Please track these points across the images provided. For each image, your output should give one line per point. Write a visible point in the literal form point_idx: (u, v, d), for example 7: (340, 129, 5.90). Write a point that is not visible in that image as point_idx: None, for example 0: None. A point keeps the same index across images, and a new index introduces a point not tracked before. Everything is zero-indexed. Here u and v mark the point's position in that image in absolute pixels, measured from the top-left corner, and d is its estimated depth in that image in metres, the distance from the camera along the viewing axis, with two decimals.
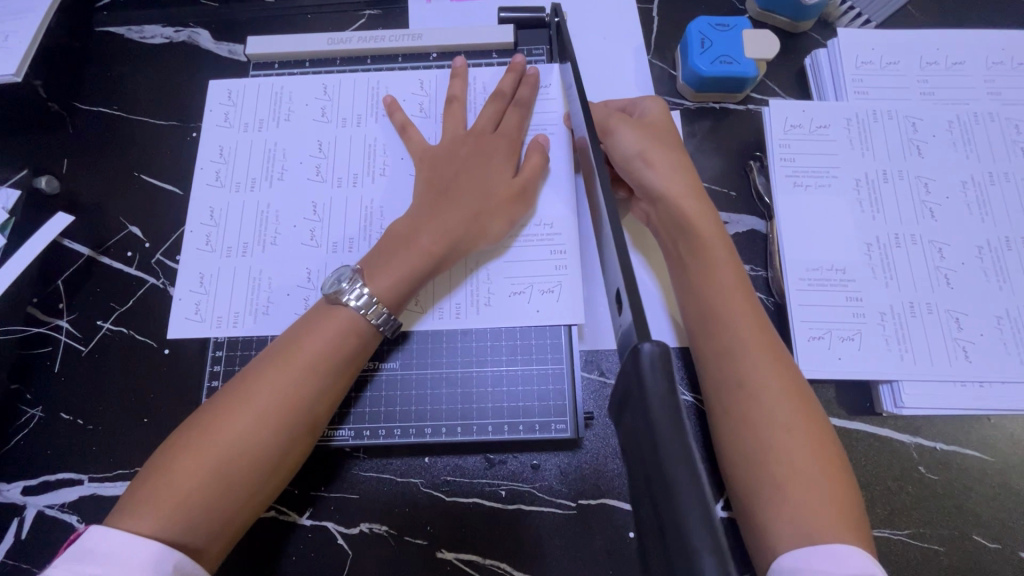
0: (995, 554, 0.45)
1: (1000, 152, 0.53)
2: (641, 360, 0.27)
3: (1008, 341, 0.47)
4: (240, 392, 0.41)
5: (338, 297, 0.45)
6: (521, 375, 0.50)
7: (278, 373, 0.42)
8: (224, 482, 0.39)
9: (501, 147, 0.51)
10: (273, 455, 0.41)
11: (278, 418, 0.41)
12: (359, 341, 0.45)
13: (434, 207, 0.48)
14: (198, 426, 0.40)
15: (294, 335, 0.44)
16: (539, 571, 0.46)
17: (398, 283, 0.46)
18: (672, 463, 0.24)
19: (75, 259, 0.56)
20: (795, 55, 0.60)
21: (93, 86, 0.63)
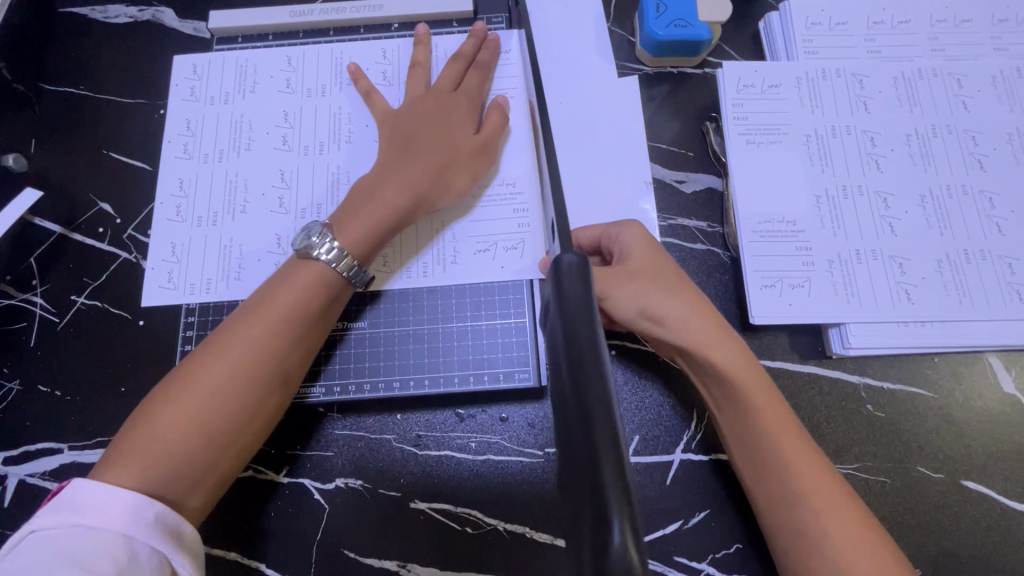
0: (938, 483, 0.48)
1: (942, 106, 0.55)
2: (562, 274, 0.28)
3: (948, 283, 0.50)
4: (215, 345, 0.43)
5: (308, 252, 0.46)
6: (486, 332, 0.51)
7: (254, 324, 0.43)
8: (207, 431, 0.40)
9: (462, 106, 0.53)
10: (252, 405, 0.42)
11: (255, 369, 0.42)
12: (332, 291, 0.46)
13: (398, 163, 0.50)
14: (178, 377, 0.42)
15: (270, 288, 0.46)
16: (508, 515, 0.48)
17: (366, 236, 0.47)
18: (583, 355, 0.24)
19: (46, 236, 0.57)
20: (749, 20, 0.62)
21: (58, 66, 0.63)
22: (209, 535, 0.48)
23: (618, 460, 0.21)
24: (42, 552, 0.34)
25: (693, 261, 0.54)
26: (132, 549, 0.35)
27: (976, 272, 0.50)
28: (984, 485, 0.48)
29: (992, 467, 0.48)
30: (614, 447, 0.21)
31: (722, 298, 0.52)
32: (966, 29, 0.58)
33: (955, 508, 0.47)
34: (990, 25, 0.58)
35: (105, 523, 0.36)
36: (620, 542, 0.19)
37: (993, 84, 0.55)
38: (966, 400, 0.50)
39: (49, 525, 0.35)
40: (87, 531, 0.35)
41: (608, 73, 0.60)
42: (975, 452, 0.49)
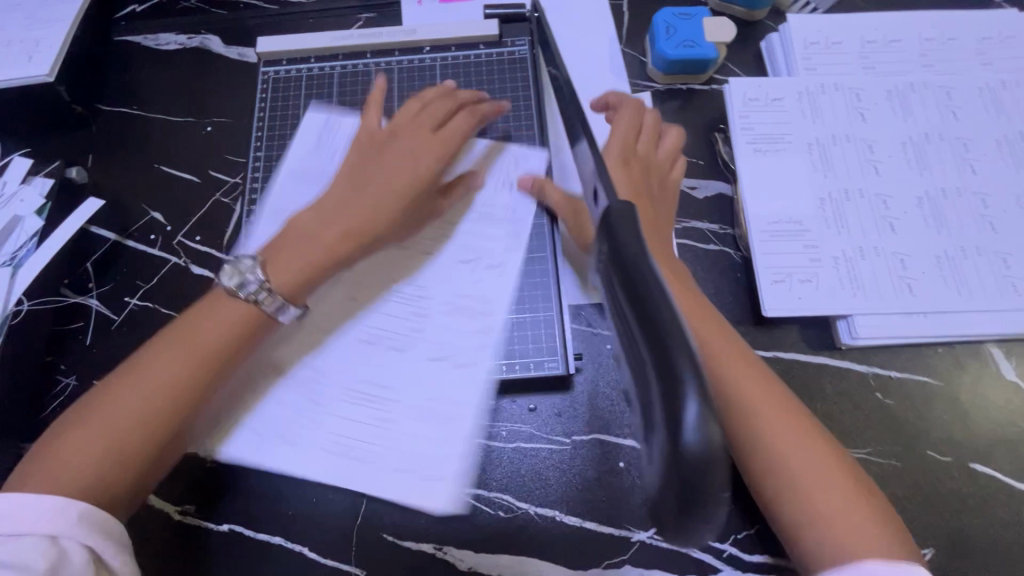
0: (946, 465, 0.50)
1: (934, 115, 0.59)
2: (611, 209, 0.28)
3: (947, 277, 0.53)
4: (133, 373, 0.44)
5: (237, 289, 0.46)
6: (526, 321, 0.54)
7: (175, 355, 0.44)
8: (126, 456, 0.42)
9: (430, 148, 0.54)
10: (162, 432, 0.43)
11: (173, 401, 0.43)
12: (253, 327, 0.46)
13: (344, 204, 0.51)
14: (101, 402, 0.43)
15: (194, 317, 0.46)
16: (538, 499, 0.51)
17: (295, 281, 0.48)
18: (653, 298, 0.25)
19: (101, 243, 0.61)
20: (751, 41, 0.67)
21: (113, 89, 0.68)
22: (254, 519, 0.51)
23: (697, 376, 0.23)
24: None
25: (707, 260, 0.58)
26: (57, 548, 0.37)
27: (973, 266, 0.53)
28: (991, 467, 0.50)
29: (998, 450, 0.51)
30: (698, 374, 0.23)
31: (735, 294, 0.56)
32: (954, 46, 0.62)
33: (963, 489, 0.50)
34: (975, 42, 0.63)
35: (26, 526, 0.38)
36: (697, 444, 0.23)
37: (980, 95, 0.60)
38: (970, 388, 0.53)
39: None
40: (11, 537, 0.37)
41: (622, 90, 0.65)
42: (981, 438, 0.51)
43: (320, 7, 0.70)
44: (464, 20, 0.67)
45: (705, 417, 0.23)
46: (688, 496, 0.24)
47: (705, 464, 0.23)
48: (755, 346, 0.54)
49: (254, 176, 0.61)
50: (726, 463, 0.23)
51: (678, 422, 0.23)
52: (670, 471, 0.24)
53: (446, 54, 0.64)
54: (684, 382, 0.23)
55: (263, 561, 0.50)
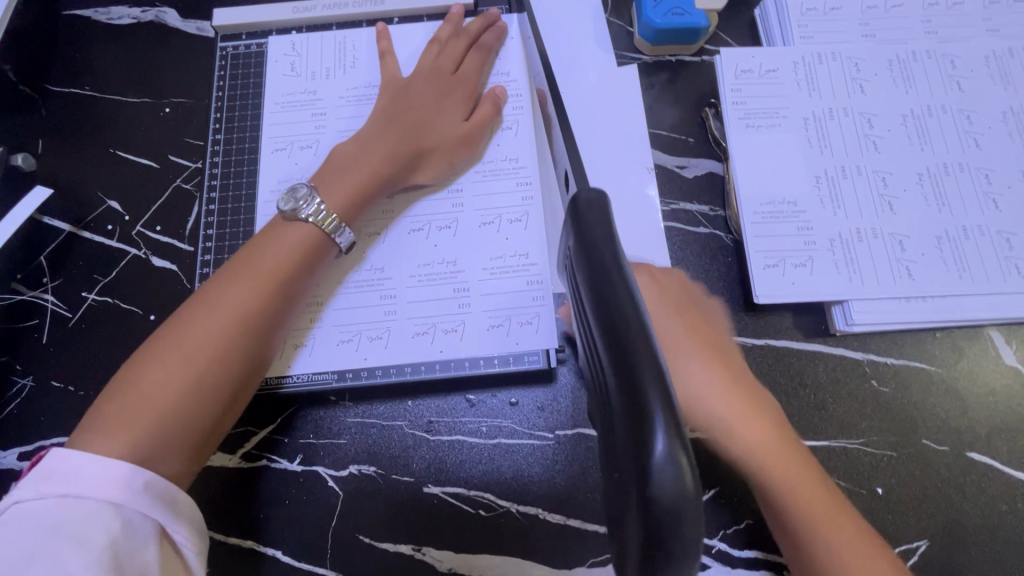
0: (943, 455, 0.49)
1: (937, 86, 0.56)
2: (588, 220, 0.28)
3: (947, 259, 0.50)
4: (206, 301, 0.43)
5: (294, 214, 0.47)
6: (507, 242, 0.53)
7: (244, 282, 0.44)
8: (198, 389, 0.40)
9: (459, 91, 0.56)
10: (234, 361, 0.42)
11: (247, 326, 0.43)
12: (316, 251, 0.47)
13: (381, 132, 0.52)
14: (172, 335, 0.41)
15: (256, 247, 0.46)
16: (521, 497, 0.49)
17: (350, 201, 0.49)
18: (627, 320, 0.23)
19: (56, 234, 0.57)
20: (744, 8, 0.63)
21: (64, 68, 0.64)
22: (225, 524, 0.49)
23: (668, 406, 0.21)
24: (31, 525, 0.34)
25: (696, 244, 0.55)
26: (122, 517, 0.35)
27: (974, 247, 0.51)
28: (989, 456, 0.49)
29: (996, 438, 0.49)
30: (667, 401, 0.21)
31: (725, 280, 0.53)
32: (958, 12, 0.59)
33: (961, 480, 0.48)
34: (981, 7, 0.59)
35: (90, 492, 0.35)
36: (666, 482, 0.20)
37: (986, 64, 0.56)
38: (967, 374, 0.51)
39: (31, 496, 0.35)
40: (69, 502, 0.35)
41: (607, 62, 0.61)
42: (978, 424, 0.49)
43: None
44: None
45: (674, 449, 0.20)
46: (659, 553, 0.21)
47: (676, 509, 0.20)
48: (746, 334, 0.52)
49: (213, 161, 0.57)
50: (703, 509, 0.20)
51: (647, 460, 0.21)
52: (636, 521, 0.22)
53: (417, 25, 0.60)
54: (654, 413, 0.21)
55: (236, 565, 0.48)
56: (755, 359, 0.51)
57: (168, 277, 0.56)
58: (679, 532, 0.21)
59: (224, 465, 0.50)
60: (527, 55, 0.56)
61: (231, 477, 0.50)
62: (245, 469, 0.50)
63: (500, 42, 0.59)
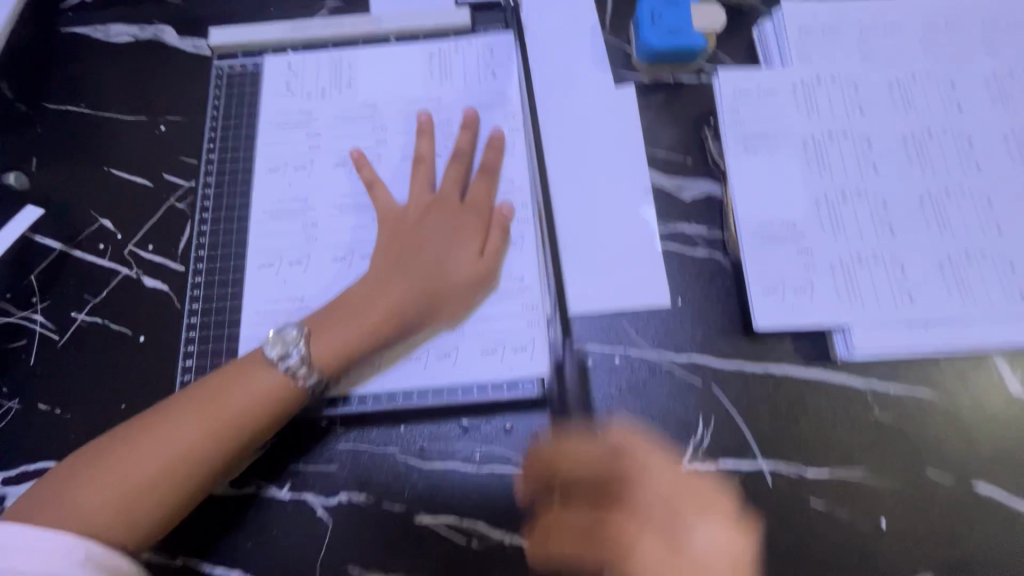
0: (948, 485, 0.47)
1: (937, 108, 0.55)
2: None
3: (949, 284, 0.50)
4: (160, 423, 0.43)
5: (279, 361, 0.45)
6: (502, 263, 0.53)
7: (199, 421, 0.42)
8: (130, 516, 0.40)
9: (472, 225, 0.52)
10: (188, 485, 0.42)
11: (194, 463, 0.42)
12: (288, 401, 0.45)
13: (390, 277, 0.49)
14: (117, 451, 0.41)
15: (225, 381, 0.44)
16: (515, 527, 0.48)
17: (338, 351, 0.47)
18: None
19: (47, 253, 0.57)
20: (743, 27, 0.63)
21: (60, 85, 0.63)
22: (211, 551, 0.48)
23: None
24: None
25: (694, 266, 0.54)
26: None
27: (977, 272, 0.50)
28: (995, 487, 0.47)
29: (1003, 468, 0.48)
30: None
31: (724, 303, 0.52)
32: (958, 32, 0.58)
33: (967, 512, 0.47)
34: (981, 28, 0.58)
35: None
36: None
37: (986, 86, 0.56)
38: (972, 402, 0.49)
39: None
40: None
41: (605, 81, 0.61)
42: (984, 454, 0.48)
43: None
44: (433, 7, 0.62)
45: None
46: None
47: None
48: (745, 359, 0.51)
49: (207, 180, 0.57)
50: None
51: None
52: None
53: (414, 45, 0.60)
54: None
55: None
56: (755, 385, 0.50)
57: (159, 297, 0.55)
58: None
59: (211, 492, 0.49)
60: (523, 75, 0.56)
61: (218, 504, 0.49)
62: (232, 496, 0.49)
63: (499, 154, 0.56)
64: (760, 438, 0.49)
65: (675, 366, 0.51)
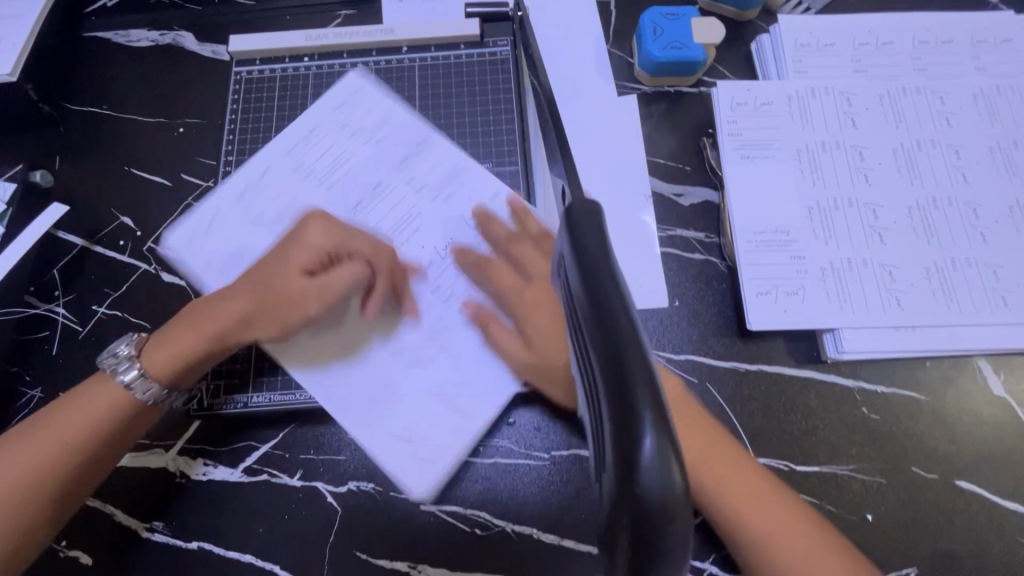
0: (932, 482, 0.49)
1: (927, 121, 0.58)
2: (579, 223, 0.27)
3: (936, 290, 0.52)
4: (41, 427, 0.46)
5: (110, 374, 0.48)
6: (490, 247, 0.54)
7: (45, 432, 0.46)
8: (21, 509, 0.44)
9: (362, 242, 0.52)
10: (61, 493, 0.45)
11: (61, 469, 0.45)
12: (124, 419, 0.47)
13: (255, 285, 0.50)
14: (26, 445, 0.45)
15: (78, 393, 0.47)
16: (516, 517, 0.50)
17: (169, 365, 0.48)
18: (612, 308, 0.23)
19: (69, 248, 0.59)
20: (741, 41, 0.65)
21: (83, 87, 0.66)
22: (224, 536, 0.50)
23: (652, 385, 0.21)
24: None
25: (692, 270, 0.56)
26: None
27: (962, 279, 0.52)
28: (977, 484, 0.49)
29: (985, 466, 0.50)
30: (656, 403, 0.21)
31: (720, 305, 0.55)
32: (948, 49, 0.61)
33: (950, 508, 0.49)
34: (970, 45, 0.61)
35: None
36: (654, 480, 0.20)
37: (974, 101, 0.58)
38: (956, 402, 0.52)
39: None
40: None
41: (608, 92, 0.63)
42: (968, 453, 0.50)
43: (298, 3, 0.68)
44: (444, 18, 0.65)
45: (663, 449, 0.20)
46: (641, 546, 0.20)
47: (664, 506, 0.20)
48: (739, 359, 0.53)
49: (225, 181, 0.59)
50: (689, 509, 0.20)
51: (635, 451, 0.20)
52: (620, 502, 0.21)
53: (425, 55, 0.62)
54: (641, 412, 0.21)
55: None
56: (749, 385, 0.52)
57: (177, 293, 0.57)
58: (665, 531, 0.20)
59: (226, 478, 0.51)
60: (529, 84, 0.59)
61: (232, 491, 0.51)
62: (246, 484, 0.51)
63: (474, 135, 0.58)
64: (752, 434, 0.51)
65: (672, 365, 0.53)
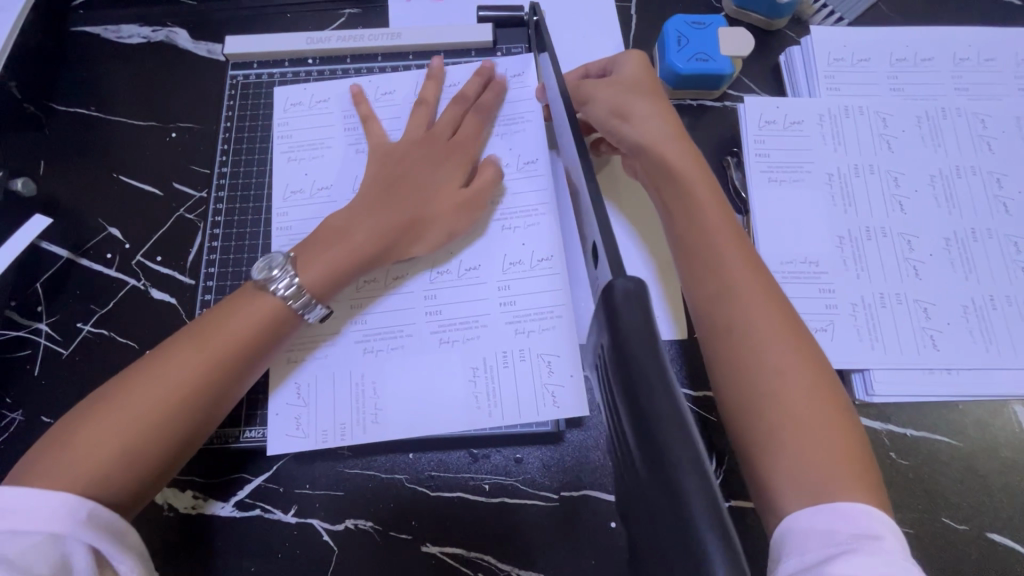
0: (963, 534, 0.47)
1: (967, 145, 0.54)
2: (621, 322, 0.28)
3: (974, 330, 0.49)
4: (159, 361, 0.41)
5: (266, 284, 0.44)
6: (537, 282, 0.51)
7: (207, 351, 0.41)
8: (129, 463, 0.37)
9: (453, 152, 0.52)
10: (167, 434, 0.39)
11: (197, 398, 0.40)
12: (283, 324, 0.44)
13: (373, 202, 0.48)
14: (113, 393, 0.39)
15: (218, 312, 0.43)
16: (522, 561, 0.47)
17: (330, 273, 0.45)
18: (656, 412, 0.25)
19: (54, 261, 0.56)
20: (769, 53, 0.62)
21: (70, 86, 0.62)
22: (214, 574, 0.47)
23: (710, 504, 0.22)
24: None
25: None
26: (63, 549, 0.33)
27: (1002, 319, 0.49)
28: (1011, 538, 0.47)
29: (1019, 518, 0.47)
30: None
31: None
32: (990, 68, 0.57)
33: (982, 563, 0.46)
34: (1014, 64, 0.57)
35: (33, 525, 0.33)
36: None
37: (1017, 125, 0.55)
38: (990, 449, 0.49)
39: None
40: (11, 537, 0.32)
41: None
42: (1002, 504, 0.47)
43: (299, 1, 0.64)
44: (455, 22, 0.61)
45: None
46: None
47: None
48: None
49: (219, 192, 0.55)
50: None
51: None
52: None
53: (433, 61, 0.59)
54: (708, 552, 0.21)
55: None
56: None
57: (167, 311, 0.54)
58: None
59: (216, 512, 0.48)
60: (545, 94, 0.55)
61: (222, 525, 0.48)
62: (237, 519, 0.48)
63: (500, 97, 0.55)
64: None
65: (691, 402, 0.50)
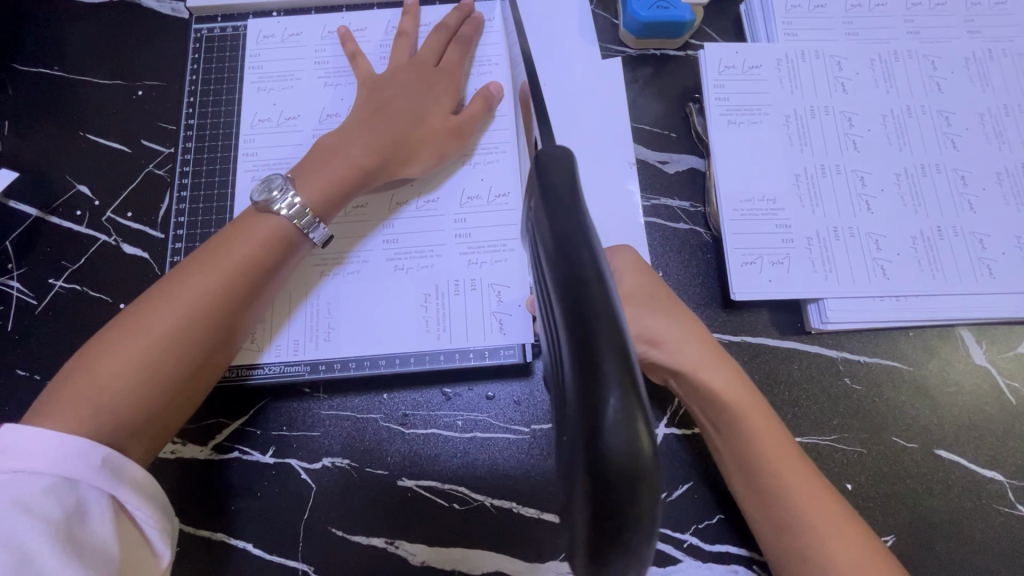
0: (911, 451, 0.49)
1: (918, 86, 0.56)
2: (548, 169, 0.25)
3: (922, 259, 0.51)
4: (168, 288, 0.41)
5: (268, 205, 0.45)
6: (493, 216, 0.53)
7: (214, 275, 0.42)
8: (146, 384, 0.39)
9: (442, 80, 0.54)
10: (178, 358, 0.40)
11: (206, 322, 0.41)
12: (286, 247, 0.45)
13: (365, 122, 0.50)
14: (126, 319, 0.40)
15: (221, 239, 0.44)
16: (494, 491, 0.49)
17: (326, 189, 0.47)
18: (569, 235, 0.21)
19: (23, 219, 0.56)
20: (729, 2, 0.63)
21: (33, 47, 0.61)
22: (194, 514, 0.48)
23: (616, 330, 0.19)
24: None
25: (676, 240, 0.55)
26: (76, 495, 0.34)
27: (948, 247, 0.51)
28: (956, 454, 0.49)
29: (964, 436, 0.50)
30: (624, 359, 0.18)
31: (703, 276, 0.53)
32: (941, 12, 0.59)
33: (928, 477, 0.49)
34: (963, 8, 0.59)
35: (45, 467, 0.34)
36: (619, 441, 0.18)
37: (966, 65, 0.57)
38: (937, 373, 0.51)
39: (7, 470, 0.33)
40: (23, 478, 0.33)
41: (592, 54, 0.60)
42: (948, 423, 0.50)
43: None
44: None
45: (629, 410, 0.18)
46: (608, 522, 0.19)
47: (630, 471, 0.18)
48: (724, 329, 0.52)
49: (187, 145, 0.56)
50: (658, 473, 0.18)
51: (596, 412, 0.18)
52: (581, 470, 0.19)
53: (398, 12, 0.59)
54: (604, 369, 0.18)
55: (204, 555, 0.47)
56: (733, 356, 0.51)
57: (139, 266, 0.55)
58: (630, 498, 0.18)
59: (195, 456, 0.49)
60: (509, 44, 0.56)
61: (201, 467, 0.49)
62: (216, 461, 0.49)
63: (478, 32, 0.57)
64: None
65: None
